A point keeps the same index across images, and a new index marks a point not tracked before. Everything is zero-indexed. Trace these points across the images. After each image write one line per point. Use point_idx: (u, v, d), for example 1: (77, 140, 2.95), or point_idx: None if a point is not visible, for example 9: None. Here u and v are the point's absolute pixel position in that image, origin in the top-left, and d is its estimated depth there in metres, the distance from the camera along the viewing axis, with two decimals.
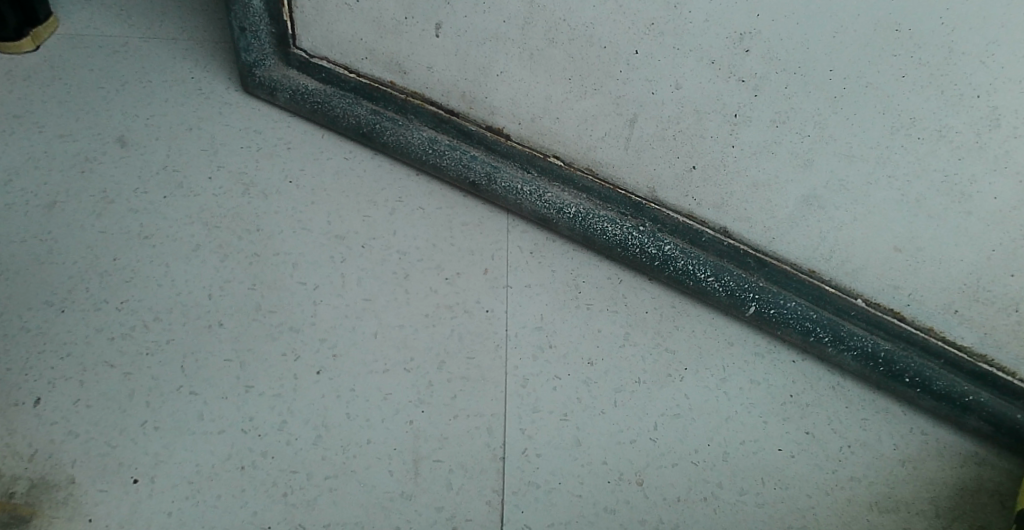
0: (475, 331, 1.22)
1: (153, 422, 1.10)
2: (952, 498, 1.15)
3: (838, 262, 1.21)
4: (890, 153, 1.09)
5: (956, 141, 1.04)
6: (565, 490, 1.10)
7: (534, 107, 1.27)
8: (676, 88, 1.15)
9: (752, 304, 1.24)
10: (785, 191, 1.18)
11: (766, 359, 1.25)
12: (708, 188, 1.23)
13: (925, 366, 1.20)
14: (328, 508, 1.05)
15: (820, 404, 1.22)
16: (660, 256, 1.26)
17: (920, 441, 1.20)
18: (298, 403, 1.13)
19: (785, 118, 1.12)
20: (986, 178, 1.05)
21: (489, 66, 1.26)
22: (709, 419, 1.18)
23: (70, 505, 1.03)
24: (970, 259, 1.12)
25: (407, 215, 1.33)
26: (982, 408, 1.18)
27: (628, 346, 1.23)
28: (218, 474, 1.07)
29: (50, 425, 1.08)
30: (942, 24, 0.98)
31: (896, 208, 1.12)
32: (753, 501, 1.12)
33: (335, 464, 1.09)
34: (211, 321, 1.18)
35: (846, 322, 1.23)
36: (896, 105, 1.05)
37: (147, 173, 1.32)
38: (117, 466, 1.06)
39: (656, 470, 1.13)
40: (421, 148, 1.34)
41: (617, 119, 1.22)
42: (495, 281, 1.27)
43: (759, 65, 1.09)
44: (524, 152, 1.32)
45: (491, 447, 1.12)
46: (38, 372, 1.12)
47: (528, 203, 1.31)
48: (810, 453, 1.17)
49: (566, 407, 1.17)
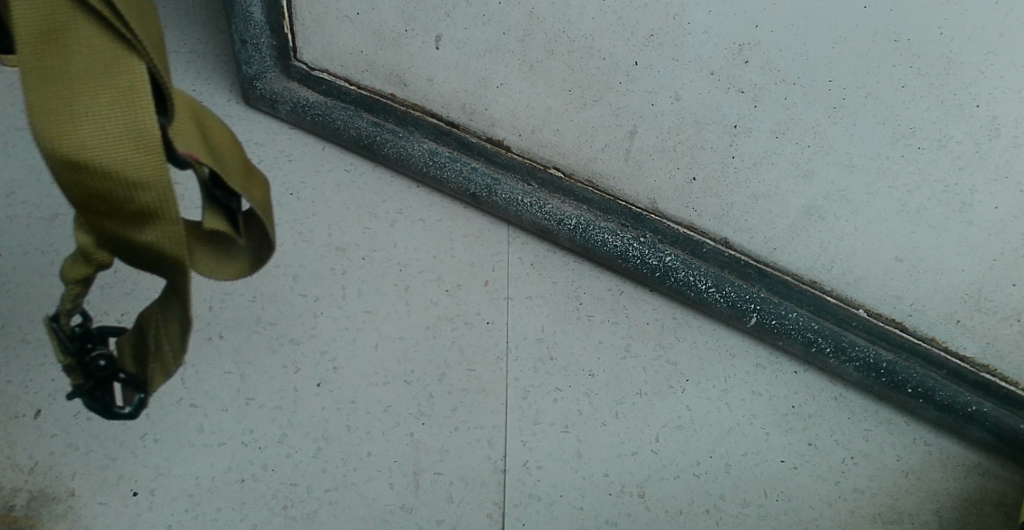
0: (476, 343, 1.22)
1: (152, 434, 1.09)
2: (955, 510, 1.15)
3: (840, 272, 1.21)
4: (890, 163, 1.09)
5: (957, 151, 1.04)
6: (567, 502, 1.09)
7: (534, 118, 1.27)
8: (676, 99, 1.15)
9: (753, 315, 1.24)
10: (786, 203, 1.18)
11: (767, 370, 1.25)
12: (709, 199, 1.23)
13: (928, 377, 1.20)
14: (328, 520, 1.05)
15: (823, 415, 1.22)
16: (660, 267, 1.26)
17: (923, 453, 1.20)
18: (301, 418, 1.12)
19: (786, 129, 1.12)
20: (986, 188, 1.05)
21: (488, 77, 1.26)
22: (711, 431, 1.18)
23: (69, 518, 1.03)
24: (971, 270, 1.12)
25: (407, 226, 1.32)
26: (985, 419, 1.17)
27: (629, 357, 1.23)
28: (218, 486, 1.06)
29: (50, 437, 1.08)
30: (940, 35, 0.98)
31: (897, 218, 1.12)
32: (756, 513, 1.11)
33: (335, 476, 1.08)
34: (211, 333, 1.18)
35: (847, 333, 1.23)
36: (897, 115, 1.05)
37: None
38: (117, 479, 1.06)
39: (658, 482, 1.12)
40: (421, 159, 1.33)
41: (616, 131, 1.23)
42: (495, 293, 1.27)
43: (758, 75, 1.09)
44: (525, 164, 1.32)
45: (492, 459, 1.12)
46: (38, 384, 1.12)
47: (528, 215, 1.30)
48: (814, 465, 1.17)
49: (567, 418, 1.16)
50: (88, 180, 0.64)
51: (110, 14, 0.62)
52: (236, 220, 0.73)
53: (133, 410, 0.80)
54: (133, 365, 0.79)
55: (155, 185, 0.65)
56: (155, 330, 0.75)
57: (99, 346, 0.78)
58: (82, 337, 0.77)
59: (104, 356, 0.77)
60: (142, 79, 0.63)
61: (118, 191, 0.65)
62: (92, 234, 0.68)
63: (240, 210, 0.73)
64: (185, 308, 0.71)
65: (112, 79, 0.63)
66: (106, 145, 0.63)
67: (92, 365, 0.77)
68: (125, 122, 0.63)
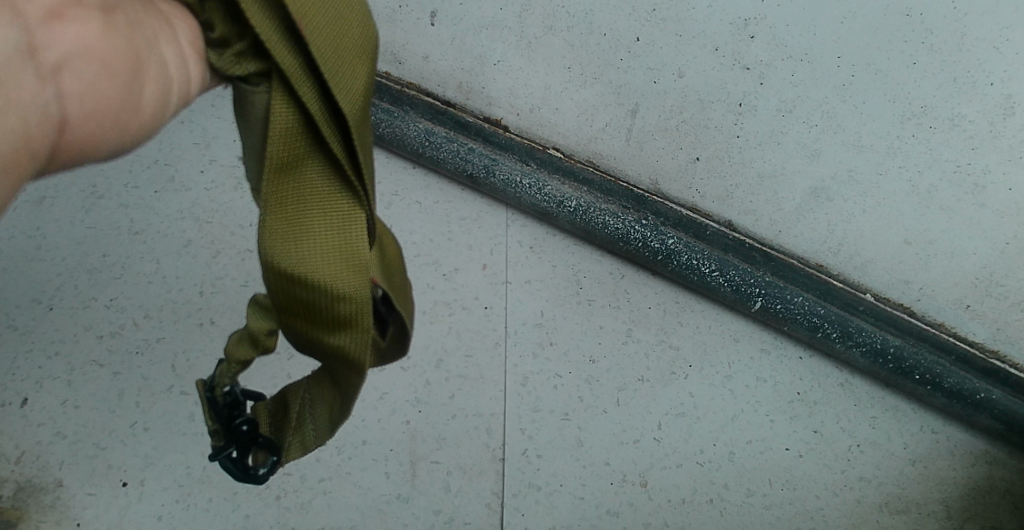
0: (475, 329, 1.17)
1: (142, 423, 1.07)
2: (963, 499, 1.14)
3: (847, 256, 1.18)
4: (901, 143, 1.05)
5: (970, 130, 1.01)
6: (567, 492, 1.08)
7: (533, 96, 1.24)
8: (680, 77, 1.12)
9: (758, 299, 1.19)
10: (792, 183, 1.15)
11: (773, 355, 1.21)
12: (713, 179, 1.20)
13: (936, 364, 1.16)
14: (323, 511, 1.03)
15: (830, 401, 1.19)
16: (663, 250, 1.21)
17: (931, 441, 1.17)
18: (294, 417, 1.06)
19: (791, 108, 1.08)
20: (999, 167, 1.02)
21: (485, 55, 1.22)
22: (715, 418, 1.15)
23: (58, 509, 1.01)
24: (982, 254, 1.09)
25: (403, 210, 1.26)
26: (994, 406, 1.15)
27: (631, 342, 1.19)
28: (210, 476, 1.04)
29: (37, 426, 1.05)
30: (954, 8, 0.95)
31: (907, 200, 1.09)
32: (761, 502, 1.10)
33: (330, 466, 1.06)
34: (202, 319, 1.15)
35: (854, 318, 1.19)
36: (908, 94, 1.02)
37: (138, 167, 1.26)
38: (106, 469, 1.04)
39: (660, 471, 1.10)
40: (416, 139, 1.26)
41: (617, 110, 1.19)
42: (494, 277, 1.22)
43: (764, 52, 1.05)
44: (523, 144, 1.27)
45: (491, 447, 1.09)
46: (24, 372, 1.08)
47: (527, 197, 1.24)
48: (819, 452, 1.15)
49: (568, 406, 1.13)
50: (306, 292, 0.66)
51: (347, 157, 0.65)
52: (384, 329, 0.72)
53: (267, 473, 0.75)
54: (271, 426, 0.75)
55: (352, 310, 0.67)
56: (301, 405, 0.74)
57: (242, 410, 0.74)
58: (229, 402, 0.74)
59: (247, 420, 0.74)
60: (359, 218, 0.67)
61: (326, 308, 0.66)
62: (272, 321, 0.69)
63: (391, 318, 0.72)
64: (343, 399, 0.72)
65: (333, 208, 0.66)
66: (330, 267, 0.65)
67: (235, 427, 0.74)
68: (343, 250, 0.66)
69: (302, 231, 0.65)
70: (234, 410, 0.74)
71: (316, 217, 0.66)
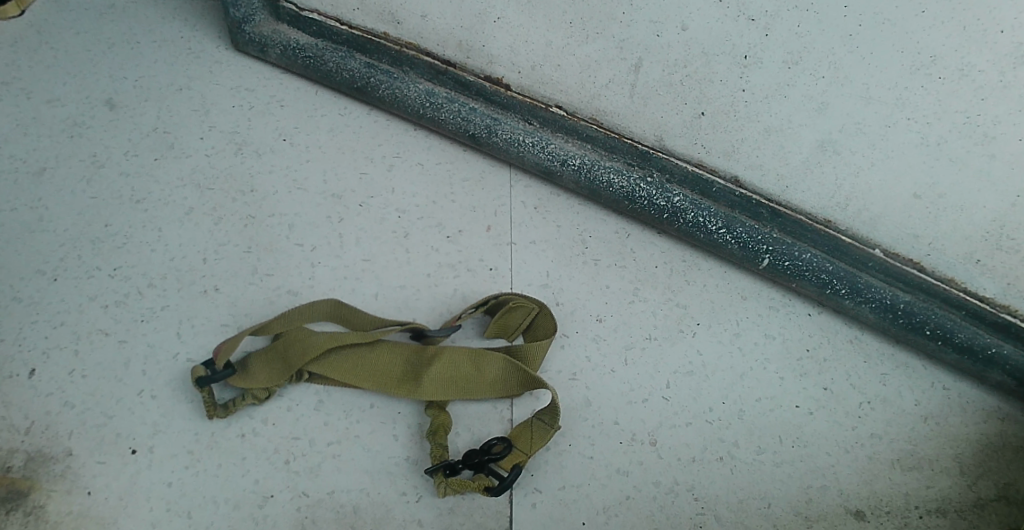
0: (478, 290, 1.17)
1: (150, 391, 1.04)
2: (977, 455, 1.12)
3: (855, 211, 1.17)
4: (909, 94, 1.03)
5: (979, 81, 0.99)
6: (576, 452, 1.06)
7: (534, 53, 1.22)
8: (683, 30, 1.10)
9: (766, 256, 1.20)
10: (799, 137, 1.13)
11: (781, 312, 1.22)
12: (717, 135, 1.18)
13: (946, 318, 1.16)
14: (332, 474, 1.01)
15: (839, 358, 1.19)
16: (669, 208, 1.22)
17: (942, 397, 1.17)
18: (532, 406, 1.08)
19: (798, 59, 1.06)
20: (1009, 118, 1.00)
21: (485, 11, 1.21)
22: (723, 377, 1.14)
23: (68, 478, 0.98)
24: (993, 207, 1.08)
25: (404, 170, 1.28)
26: (1005, 362, 1.15)
27: (638, 302, 1.19)
28: (218, 442, 1.02)
29: (46, 396, 1.03)
30: None
31: (917, 151, 1.07)
32: (772, 460, 1.08)
33: (337, 429, 1.04)
34: (206, 286, 1.13)
35: (863, 274, 1.19)
36: (916, 43, 1.00)
37: (138, 136, 1.26)
38: (115, 437, 1.01)
39: (669, 430, 1.09)
40: (416, 101, 1.28)
41: (620, 65, 1.17)
42: (498, 238, 1.22)
43: (770, 2, 1.03)
44: (525, 103, 1.27)
45: (498, 408, 1.08)
46: (31, 342, 1.06)
47: (530, 156, 1.25)
48: (830, 409, 1.14)
49: (575, 366, 1.12)
50: (468, 378, 1.07)
51: (442, 361, 1.07)
52: (509, 317, 1.13)
53: (511, 483, 0.99)
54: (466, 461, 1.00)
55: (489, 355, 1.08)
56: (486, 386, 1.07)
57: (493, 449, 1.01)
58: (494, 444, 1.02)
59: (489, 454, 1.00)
60: (466, 372, 1.07)
61: (478, 353, 1.08)
62: (445, 373, 1.07)
63: (507, 311, 1.12)
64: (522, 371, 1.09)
65: (459, 384, 1.07)
66: (476, 375, 1.07)
67: (484, 457, 1.00)
68: (468, 365, 1.08)
69: (448, 381, 1.07)
70: (465, 458, 1.00)
71: (450, 387, 1.06)
